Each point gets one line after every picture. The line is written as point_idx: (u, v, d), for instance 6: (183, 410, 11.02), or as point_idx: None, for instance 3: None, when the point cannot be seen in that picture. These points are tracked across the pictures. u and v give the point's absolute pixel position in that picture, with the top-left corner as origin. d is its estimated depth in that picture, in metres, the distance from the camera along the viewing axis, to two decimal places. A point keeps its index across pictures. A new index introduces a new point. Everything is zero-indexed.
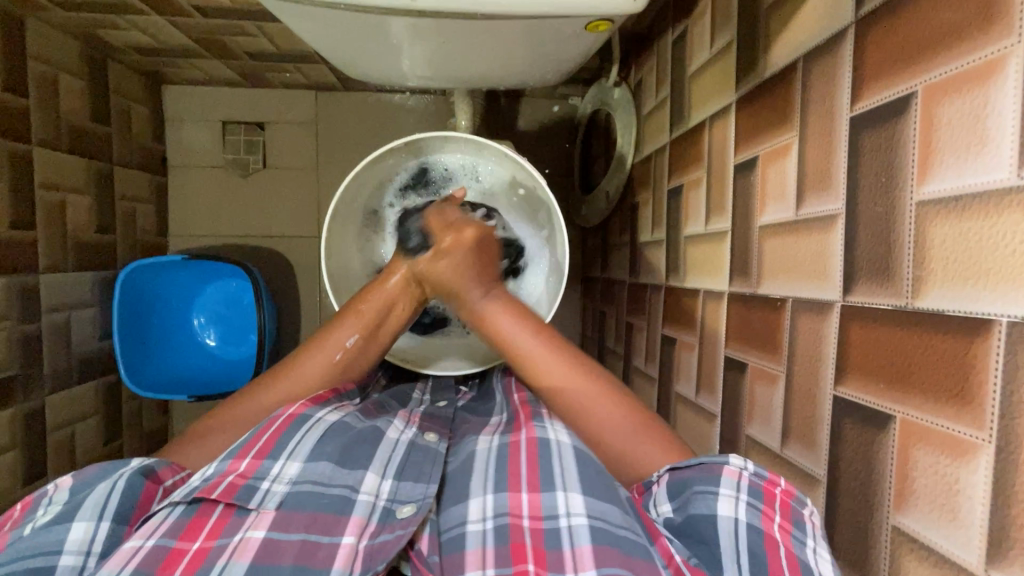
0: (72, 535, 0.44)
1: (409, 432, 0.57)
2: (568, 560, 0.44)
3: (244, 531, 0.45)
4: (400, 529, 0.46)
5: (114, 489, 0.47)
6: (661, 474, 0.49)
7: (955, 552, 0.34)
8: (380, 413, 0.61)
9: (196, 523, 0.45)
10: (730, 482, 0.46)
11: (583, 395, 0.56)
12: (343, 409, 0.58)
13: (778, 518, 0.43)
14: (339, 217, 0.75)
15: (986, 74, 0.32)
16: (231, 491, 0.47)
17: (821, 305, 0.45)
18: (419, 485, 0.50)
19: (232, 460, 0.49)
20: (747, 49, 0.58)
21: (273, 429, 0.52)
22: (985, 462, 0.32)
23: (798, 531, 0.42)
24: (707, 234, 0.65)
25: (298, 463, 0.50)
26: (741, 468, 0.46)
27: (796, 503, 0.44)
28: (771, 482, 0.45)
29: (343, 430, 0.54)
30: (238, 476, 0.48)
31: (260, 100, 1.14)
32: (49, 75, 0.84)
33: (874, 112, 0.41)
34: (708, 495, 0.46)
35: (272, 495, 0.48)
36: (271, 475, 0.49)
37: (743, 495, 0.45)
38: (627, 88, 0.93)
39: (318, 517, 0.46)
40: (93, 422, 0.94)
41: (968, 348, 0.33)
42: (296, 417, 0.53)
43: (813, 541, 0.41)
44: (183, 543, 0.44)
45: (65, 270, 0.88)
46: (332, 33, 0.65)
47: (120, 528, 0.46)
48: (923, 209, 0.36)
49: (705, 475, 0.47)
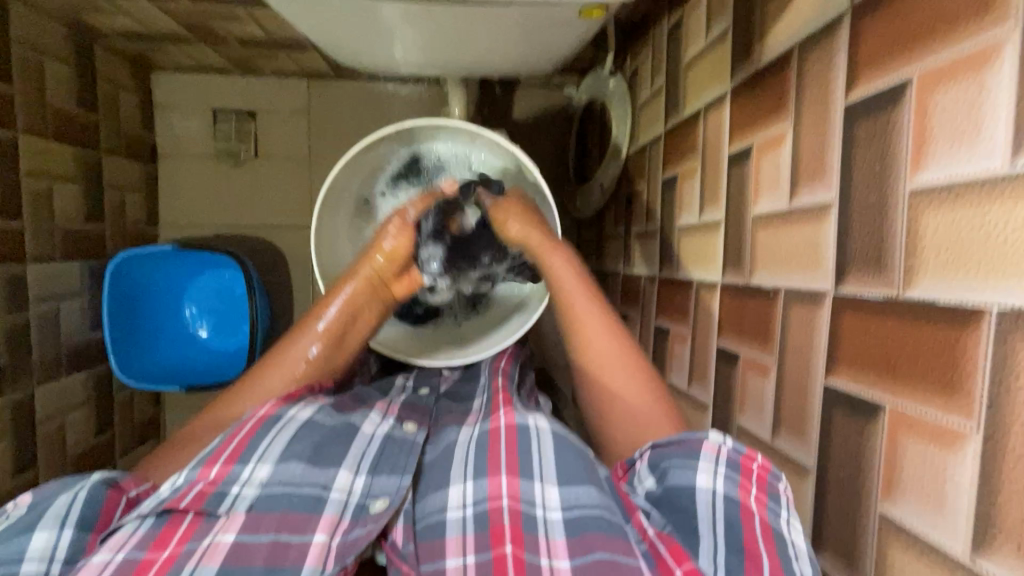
0: (34, 544, 0.43)
1: (385, 424, 0.57)
2: (543, 547, 0.45)
3: (213, 535, 0.45)
4: (372, 523, 0.47)
5: (76, 501, 0.46)
6: (643, 451, 0.50)
7: (940, 540, 0.34)
8: (357, 407, 0.61)
9: (165, 534, 0.45)
10: (709, 456, 0.46)
11: (602, 360, 0.59)
12: (316, 403, 0.57)
13: (754, 491, 0.44)
14: (330, 206, 0.75)
15: (981, 62, 0.32)
16: (200, 498, 0.46)
17: (814, 294, 0.45)
18: (393, 477, 0.51)
19: (202, 468, 0.49)
20: (742, 37, 0.58)
21: (244, 432, 0.52)
22: (974, 449, 0.32)
23: (773, 502, 0.43)
24: (701, 224, 0.65)
25: (269, 465, 0.49)
26: (720, 443, 0.46)
27: (772, 477, 0.45)
28: (748, 457, 0.45)
29: (315, 428, 0.54)
30: (207, 484, 0.48)
31: (251, 88, 1.12)
32: (34, 61, 0.82)
33: (869, 101, 0.40)
34: (685, 469, 0.46)
35: (242, 500, 0.47)
36: (241, 479, 0.48)
37: (721, 468, 0.45)
38: (622, 78, 0.93)
39: (289, 516, 0.46)
40: (84, 413, 0.93)
41: (959, 337, 0.33)
42: (268, 418, 0.53)
43: (787, 512, 0.42)
44: (152, 553, 0.43)
45: (53, 260, 0.87)
46: (322, 19, 0.64)
47: (84, 537, 0.45)
48: (915, 199, 0.36)
49: (684, 450, 0.47)
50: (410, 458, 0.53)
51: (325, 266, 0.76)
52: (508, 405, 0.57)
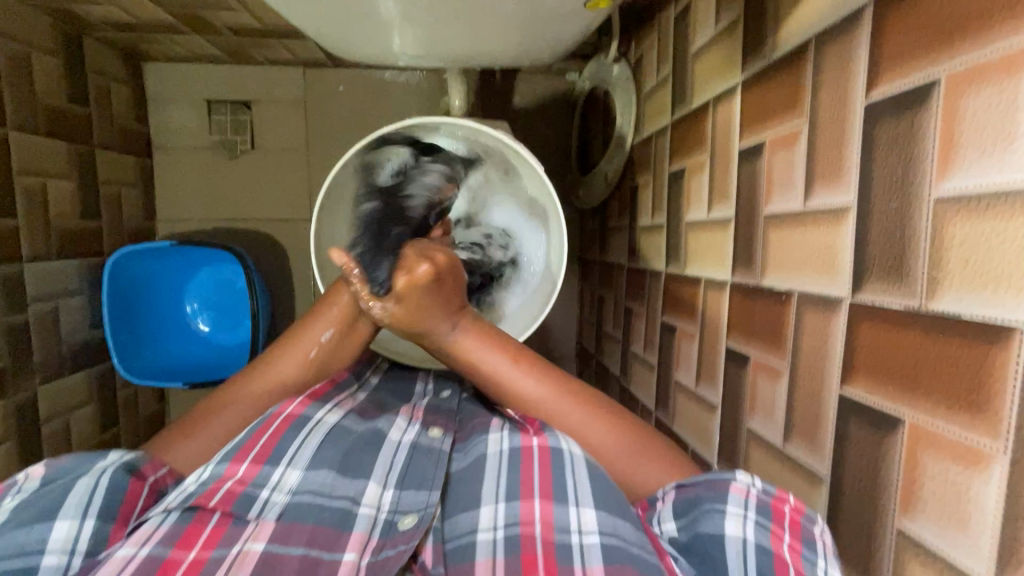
0: (55, 534, 0.44)
1: (412, 432, 0.57)
2: (578, 574, 0.44)
3: (242, 542, 0.45)
4: (403, 544, 0.46)
5: (98, 487, 0.46)
6: (667, 491, 0.50)
7: (962, 561, 0.33)
8: (381, 412, 0.62)
9: (191, 532, 0.45)
10: (737, 500, 0.45)
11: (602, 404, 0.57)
12: (342, 407, 0.58)
13: (787, 538, 0.43)
14: (329, 204, 0.73)
15: (1015, 65, 0.30)
16: (229, 499, 0.47)
17: (829, 301, 0.44)
18: (422, 493, 0.50)
19: (230, 464, 0.49)
20: (754, 27, 0.55)
21: (272, 431, 0.52)
22: (999, 472, 0.31)
23: (807, 550, 0.42)
24: (709, 221, 0.63)
25: (298, 471, 0.50)
26: (748, 485, 0.46)
27: (806, 521, 0.43)
28: (780, 500, 0.45)
29: (343, 435, 0.54)
30: (236, 482, 0.49)
31: (246, 78, 1.10)
32: (20, 54, 0.80)
33: (891, 101, 0.38)
34: (715, 514, 0.46)
35: (272, 506, 0.48)
36: (271, 482, 0.49)
37: (751, 514, 0.45)
38: (627, 65, 0.90)
39: (318, 532, 0.46)
40: (88, 411, 0.93)
41: (985, 354, 0.32)
42: (295, 418, 0.54)
43: (824, 562, 0.40)
44: (178, 552, 0.43)
45: (50, 258, 0.85)
46: (317, 11, 0.62)
47: (106, 527, 0.45)
48: (940, 207, 0.35)
49: (712, 492, 0.47)
50: (438, 470, 0.52)
51: (324, 265, 0.75)
52: (536, 419, 0.56)
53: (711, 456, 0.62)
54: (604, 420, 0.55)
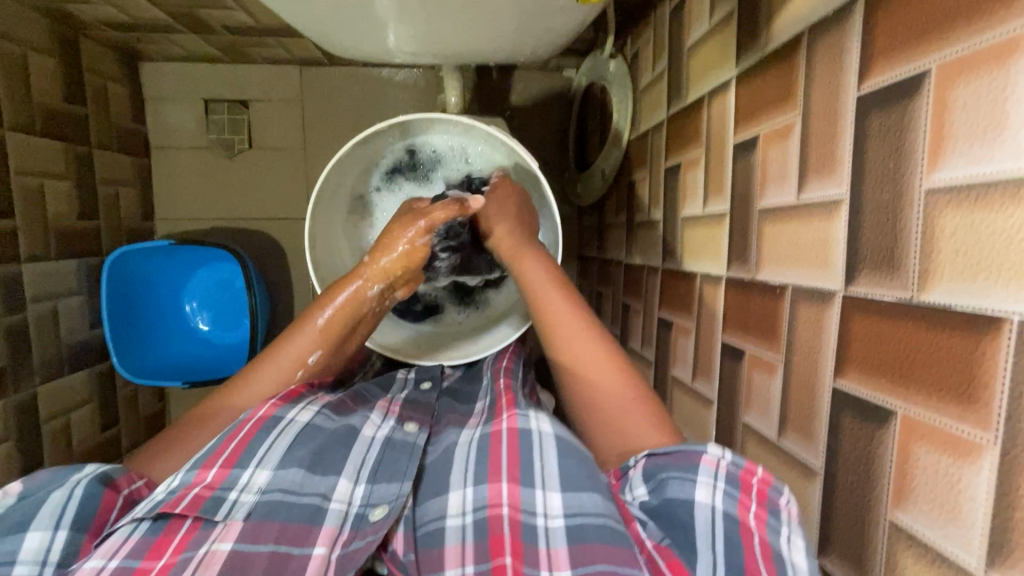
0: (27, 544, 0.43)
1: (386, 427, 0.58)
2: (544, 558, 0.45)
3: (209, 543, 0.45)
4: (371, 535, 0.48)
5: (71, 498, 0.46)
6: (639, 458, 0.49)
7: (954, 551, 0.33)
8: (357, 407, 0.62)
9: (161, 542, 0.45)
10: (707, 471, 0.45)
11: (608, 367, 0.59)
12: (316, 404, 0.58)
13: (753, 506, 0.43)
14: (324, 201, 0.74)
15: (1005, 54, 0.30)
16: (197, 503, 0.47)
17: (823, 294, 0.44)
18: (393, 485, 0.52)
19: (199, 471, 0.49)
20: (748, 21, 0.55)
21: (241, 436, 0.52)
22: (990, 464, 0.31)
23: (773, 519, 0.42)
24: (705, 216, 0.63)
25: (268, 471, 0.51)
26: (719, 457, 0.45)
27: (773, 491, 0.43)
28: (747, 470, 0.44)
29: (315, 432, 0.55)
30: (204, 487, 0.48)
31: (243, 77, 1.10)
32: (16, 54, 0.80)
33: (883, 93, 0.38)
34: (684, 484, 0.45)
35: (240, 506, 0.48)
36: (240, 484, 0.49)
37: (720, 483, 0.44)
38: (624, 61, 0.90)
39: (289, 527, 0.47)
40: (88, 411, 0.93)
41: (975, 345, 0.31)
42: (267, 420, 0.54)
43: (787, 529, 0.41)
44: (147, 562, 0.44)
45: (48, 258, 0.85)
46: (311, 9, 0.62)
47: (78, 538, 0.45)
48: (931, 198, 0.35)
49: (683, 463, 0.46)
50: (411, 462, 0.53)
51: (320, 263, 0.75)
52: (511, 406, 0.58)
53: None
54: (607, 414, 0.56)
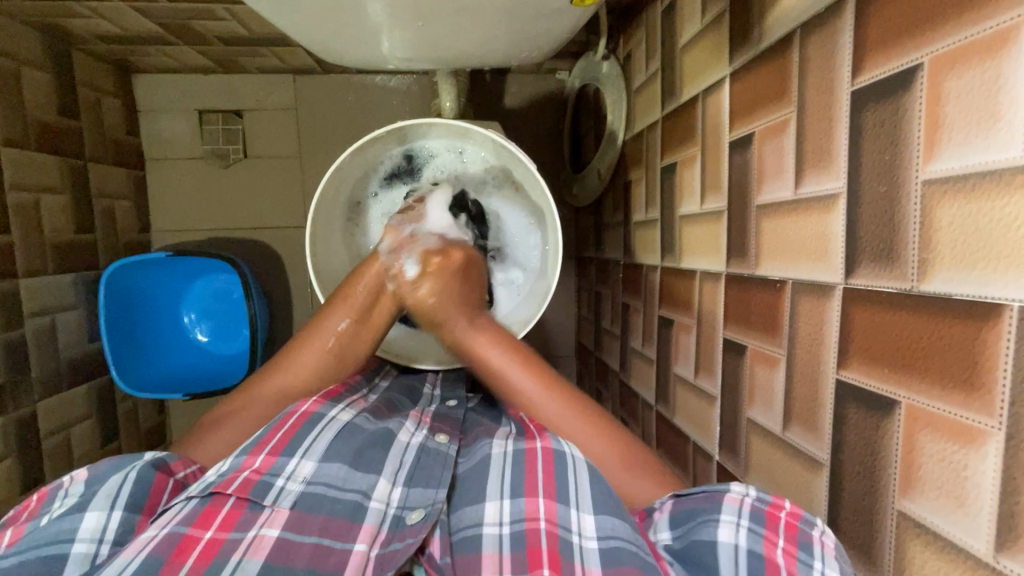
0: (85, 523, 0.46)
1: (420, 435, 0.58)
2: (578, 572, 0.46)
3: (258, 527, 0.46)
4: (410, 538, 0.47)
5: (127, 480, 0.49)
6: (666, 501, 0.51)
7: (963, 539, 0.33)
8: (391, 414, 0.63)
9: (208, 514, 0.47)
10: (731, 509, 0.46)
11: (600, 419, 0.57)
12: (355, 407, 0.60)
13: (781, 543, 0.44)
14: (323, 211, 0.75)
15: (996, 46, 0.31)
16: (246, 486, 0.49)
17: (823, 287, 0.44)
18: (428, 490, 0.52)
19: (246, 456, 0.51)
20: (740, 20, 0.56)
21: (288, 426, 0.54)
22: (995, 449, 0.31)
23: (804, 552, 0.42)
24: (702, 213, 0.64)
25: (312, 463, 0.52)
26: (743, 494, 0.47)
27: (804, 524, 0.43)
28: (775, 505, 0.45)
29: (355, 432, 0.56)
30: (252, 472, 0.50)
31: (237, 87, 1.10)
32: (10, 70, 0.80)
33: (876, 87, 0.39)
34: (709, 525, 0.47)
35: (286, 494, 0.49)
36: (286, 472, 0.51)
37: (744, 522, 0.46)
38: (616, 62, 0.91)
39: (331, 522, 0.48)
40: (89, 425, 0.92)
41: (978, 333, 0.32)
42: (309, 415, 0.56)
43: (821, 563, 0.41)
44: (195, 530, 0.45)
45: (46, 273, 0.85)
46: (306, 17, 0.62)
47: (133, 517, 0.48)
48: (928, 188, 0.35)
49: (708, 503, 0.48)
50: (445, 469, 0.54)
51: (322, 272, 0.76)
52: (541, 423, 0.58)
53: (712, 447, 0.62)
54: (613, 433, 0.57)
